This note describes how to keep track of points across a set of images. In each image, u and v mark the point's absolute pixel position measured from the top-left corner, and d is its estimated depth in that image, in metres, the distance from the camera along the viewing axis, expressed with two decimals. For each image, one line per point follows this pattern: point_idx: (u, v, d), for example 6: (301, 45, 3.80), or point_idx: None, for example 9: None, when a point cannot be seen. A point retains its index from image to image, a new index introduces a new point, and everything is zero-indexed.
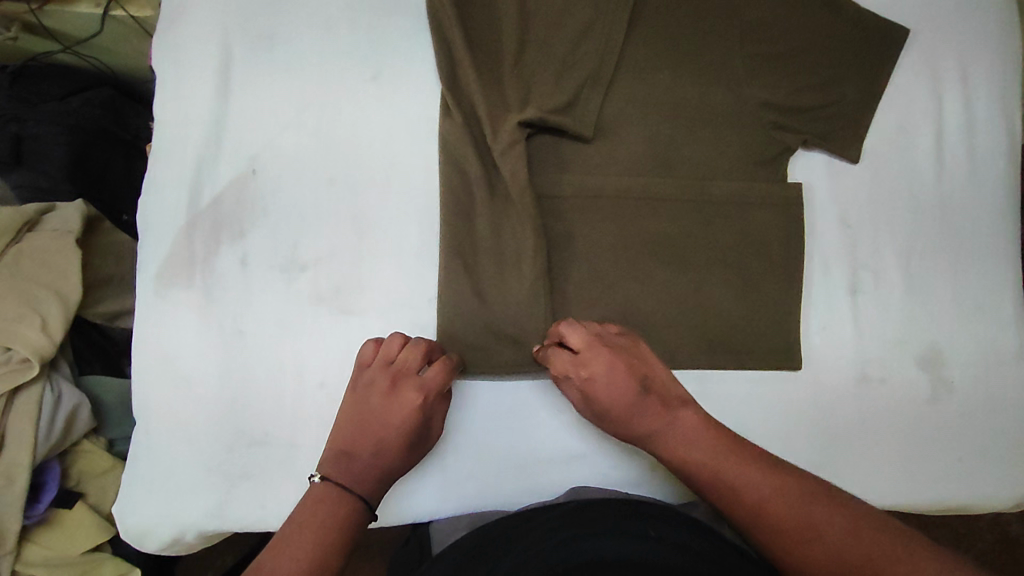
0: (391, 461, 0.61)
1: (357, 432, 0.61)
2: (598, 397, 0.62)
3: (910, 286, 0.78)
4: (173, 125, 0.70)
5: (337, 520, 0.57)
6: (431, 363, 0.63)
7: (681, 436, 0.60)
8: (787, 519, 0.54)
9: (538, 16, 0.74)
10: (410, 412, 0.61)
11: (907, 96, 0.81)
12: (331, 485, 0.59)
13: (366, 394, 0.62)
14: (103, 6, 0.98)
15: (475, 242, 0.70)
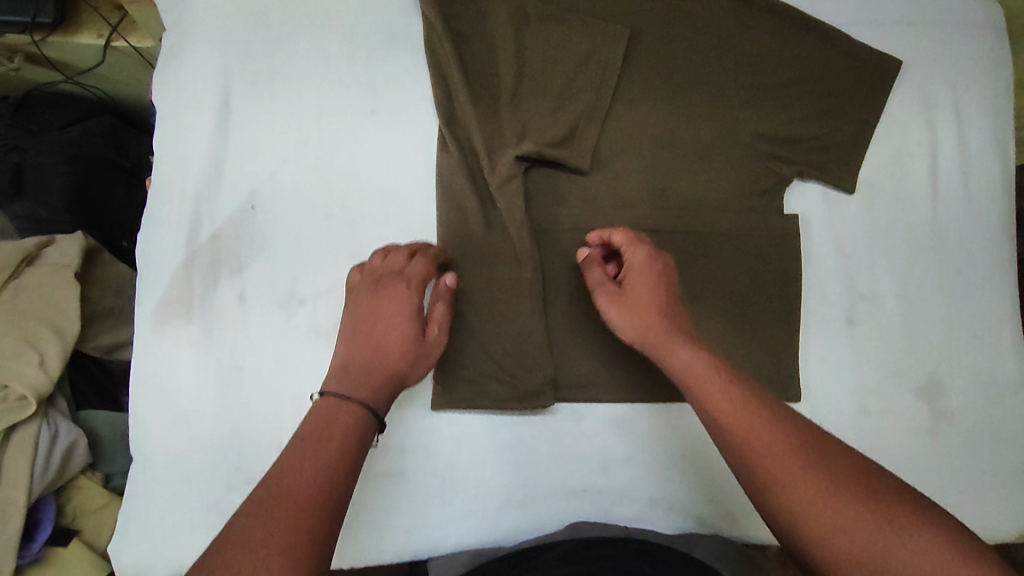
0: (394, 360, 0.58)
1: (354, 343, 0.59)
2: (640, 275, 0.63)
3: (907, 315, 0.78)
4: (173, 160, 0.70)
5: (342, 423, 0.52)
6: (413, 262, 0.64)
7: (690, 355, 0.57)
8: (778, 455, 0.49)
9: (534, 50, 0.75)
10: (399, 304, 0.61)
11: (901, 127, 0.82)
12: (331, 399, 0.54)
13: (356, 307, 0.61)
14: (105, 37, 0.99)
15: (473, 273, 0.70)
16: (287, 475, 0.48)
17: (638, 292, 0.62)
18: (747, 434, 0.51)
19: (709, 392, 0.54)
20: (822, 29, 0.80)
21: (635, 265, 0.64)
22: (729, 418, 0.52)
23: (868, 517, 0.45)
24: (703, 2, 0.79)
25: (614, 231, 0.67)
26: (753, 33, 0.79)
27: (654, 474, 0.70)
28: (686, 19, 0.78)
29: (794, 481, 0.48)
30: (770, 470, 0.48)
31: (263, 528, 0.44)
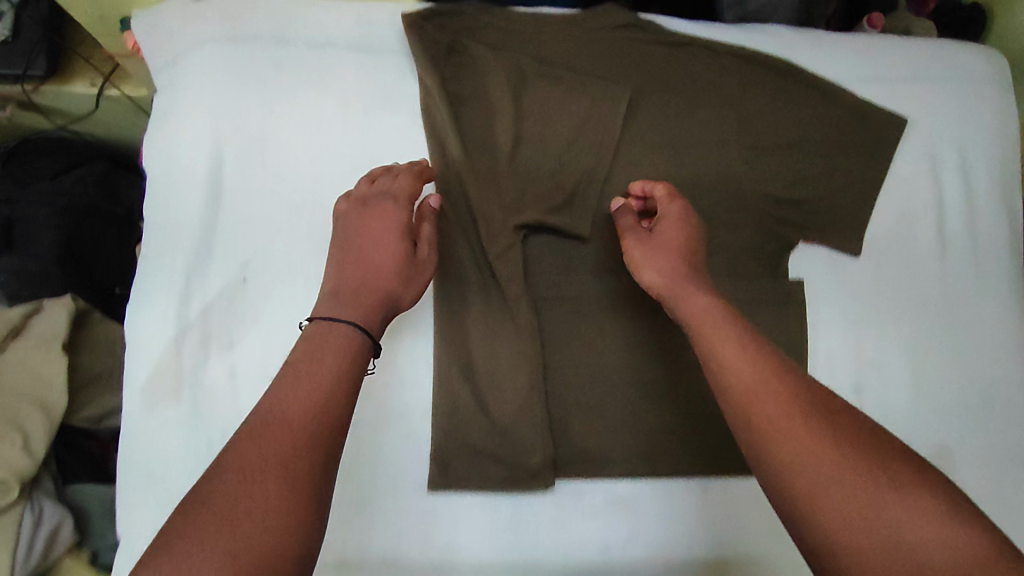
0: (385, 275, 0.60)
1: (344, 262, 0.60)
2: (672, 225, 0.66)
3: (914, 379, 0.77)
4: (165, 230, 0.69)
5: (332, 348, 0.52)
6: (396, 180, 0.66)
7: (704, 302, 0.58)
8: (774, 409, 0.49)
9: (535, 112, 0.73)
10: (385, 220, 0.63)
11: (906, 187, 0.81)
12: (322, 321, 0.54)
13: (346, 231, 0.63)
14: (98, 86, 0.97)
15: (470, 345, 0.69)
16: (282, 405, 0.48)
17: (666, 244, 0.65)
18: (747, 392, 0.50)
19: (718, 340, 0.54)
20: (827, 87, 0.79)
21: (671, 216, 0.67)
22: (733, 366, 0.52)
23: (862, 469, 0.45)
24: (705, 61, 0.77)
25: (657, 184, 0.69)
26: (757, 92, 0.78)
27: (658, 555, 0.68)
28: (688, 78, 0.77)
29: (788, 434, 0.47)
30: (764, 418, 0.49)
31: (260, 457, 0.45)
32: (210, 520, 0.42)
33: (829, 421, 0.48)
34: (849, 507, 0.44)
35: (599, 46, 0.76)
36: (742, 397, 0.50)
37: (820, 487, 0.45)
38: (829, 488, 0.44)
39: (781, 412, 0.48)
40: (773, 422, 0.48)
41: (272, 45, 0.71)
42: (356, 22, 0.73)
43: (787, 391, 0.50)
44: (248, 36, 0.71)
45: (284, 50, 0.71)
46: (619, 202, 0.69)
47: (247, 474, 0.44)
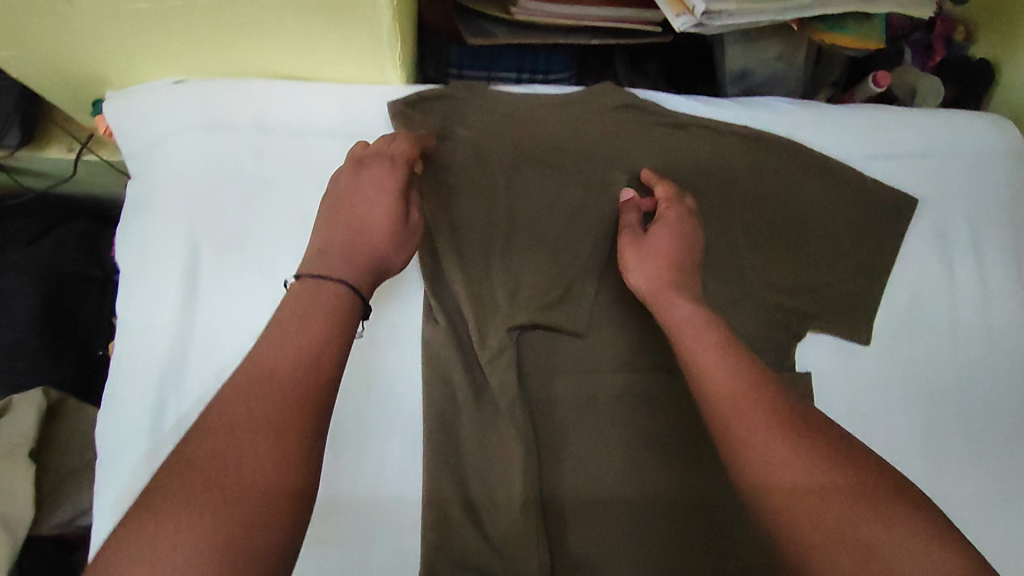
0: (376, 239, 0.58)
1: (333, 225, 0.58)
2: (669, 227, 0.65)
3: (928, 476, 0.73)
4: (138, 332, 0.65)
5: (322, 307, 0.51)
6: (395, 143, 0.64)
7: (690, 311, 0.58)
8: (755, 418, 0.50)
9: (528, 198, 0.70)
10: (381, 180, 0.61)
11: (917, 269, 0.77)
12: (307, 280, 0.53)
13: (337, 192, 0.61)
14: (76, 151, 0.93)
15: (461, 452, 0.66)
16: (269, 361, 0.47)
17: (658, 250, 0.64)
18: (730, 408, 0.51)
19: (700, 350, 0.55)
20: (833, 167, 0.76)
21: (670, 218, 0.66)
22: (715, 379, 0.53)
23: (844, 494, 0.47)
24: (707, 141, 0.74)
25: (661, 181, 0.69)
26: (761, 173, 0.74)
27: None
28: (689, 160, 0.73)
29: (770, 449, 0.49)
30: (748, 433, 0.50)
31: (247, 411, 0.44)
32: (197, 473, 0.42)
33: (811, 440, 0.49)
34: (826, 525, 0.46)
35: (595, 128, 0.73)
36: (725, 408, 0.51)
37: (798, 506, 0.47)
38: (807, 507, 0.46)
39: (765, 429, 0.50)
40: (756, 437, 0.49)
41: (251, 134, 0.68)
42: (340, 106, 0.70)
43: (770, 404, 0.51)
44: (226, 124, 0.68)
45: (264, 138, 0.68)
46: (630, 192, 0.70)
47: (235, 430, 0.44)
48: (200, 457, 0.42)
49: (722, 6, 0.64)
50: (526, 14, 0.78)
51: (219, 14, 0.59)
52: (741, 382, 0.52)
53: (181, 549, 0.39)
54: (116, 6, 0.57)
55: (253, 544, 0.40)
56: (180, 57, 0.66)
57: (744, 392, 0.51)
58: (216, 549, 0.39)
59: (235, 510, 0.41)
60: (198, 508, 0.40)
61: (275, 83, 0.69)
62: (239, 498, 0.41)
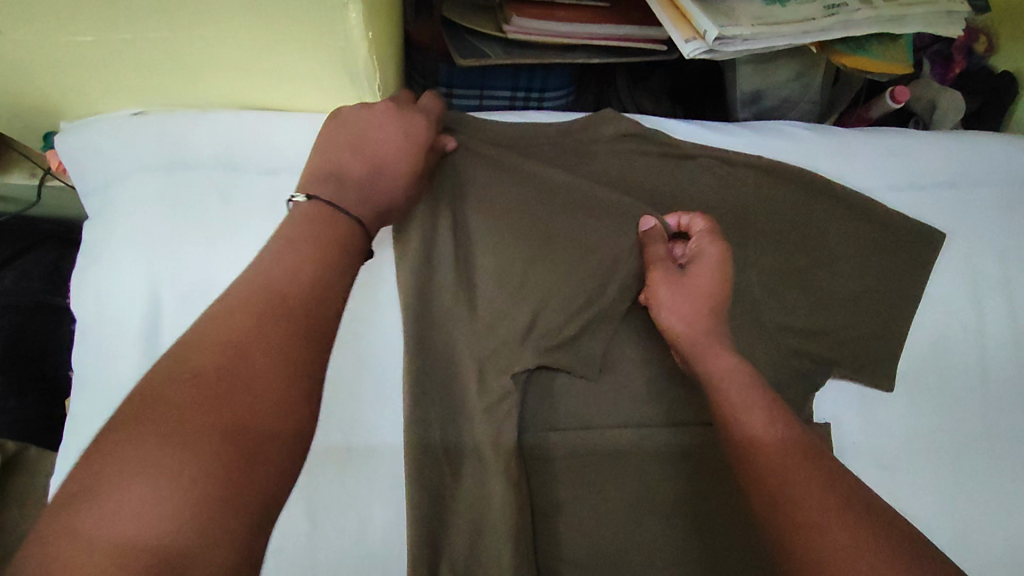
0: (391, 185, 0.55)
1: (348, 151, 0.54)
2: (706, 268, 0.61)
3: (957, 535, 0.68)
4: (93, 391, 0.59)
5: (335, 241, 0.48)
6: (424, 99, 0.60)
7: (732, 363, 0.55)
8: (740, 394, 0.53)
9: (524, 236, 0.63)
10: (413, 129, 0.56)
11: (943, 309, 0.71)
12: (322, 204, 0.50)
13: (356, 119, 0.55)
14: (39, 176, 0.79)
15: (451, 518, 0.60)
16: (280, 288, 0.43)
17: (697, 293, 0.59)
18: (725, 393, 0.53)
19: (704, 349, 0.57)
20: (856, 198, 0.69)
21: (708, 257, 0.61)
22: (718, 373, 0.55)
23: (814, 481, 0.45)
24: (717, 171, 0.68)
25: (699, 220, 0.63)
26: (775, 205, 0.68)
27: None
28: (696, 190, 0.67)
29: (749, 428, 0.50)
30: (737, 419, 0.51)
31: (255, 325, 0.40)
32: (199, 387, 0.36)
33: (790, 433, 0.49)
34: (781, 498, 0.44)
35: (595, 158, 0.67)
36: (720, 396, 0.54)
37: (764, 481, 0.46)
38: (767, 480, 0.46)
39: (754, 415, 0.51)
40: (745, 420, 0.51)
41: (218, 172, 0.62)
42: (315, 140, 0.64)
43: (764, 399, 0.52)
44: (190, 161, 0.62)
45: (233, 177, 0.62)
46: (651, 219, 0.64)
47: (239, 344, 0.39)
48: (206, 374, 0.37)
49: (735, 30, 0.61)
50: (519, 32, 0.72)
51: (174, 46, 0.53)
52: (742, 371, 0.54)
53: (171, 445, 0.34)
54: (56, 40, 0.51)
55: (248, 470, 0.35)
56: (137, 90, 0.60)
57: (735, 376, 0.54)
58: (209, 451, 0.34)
59: (240, 440, 0.36)
60: (199, 425, 0.35)
61: (243, 115, 0.63)
62: (245, 425, 0.36)
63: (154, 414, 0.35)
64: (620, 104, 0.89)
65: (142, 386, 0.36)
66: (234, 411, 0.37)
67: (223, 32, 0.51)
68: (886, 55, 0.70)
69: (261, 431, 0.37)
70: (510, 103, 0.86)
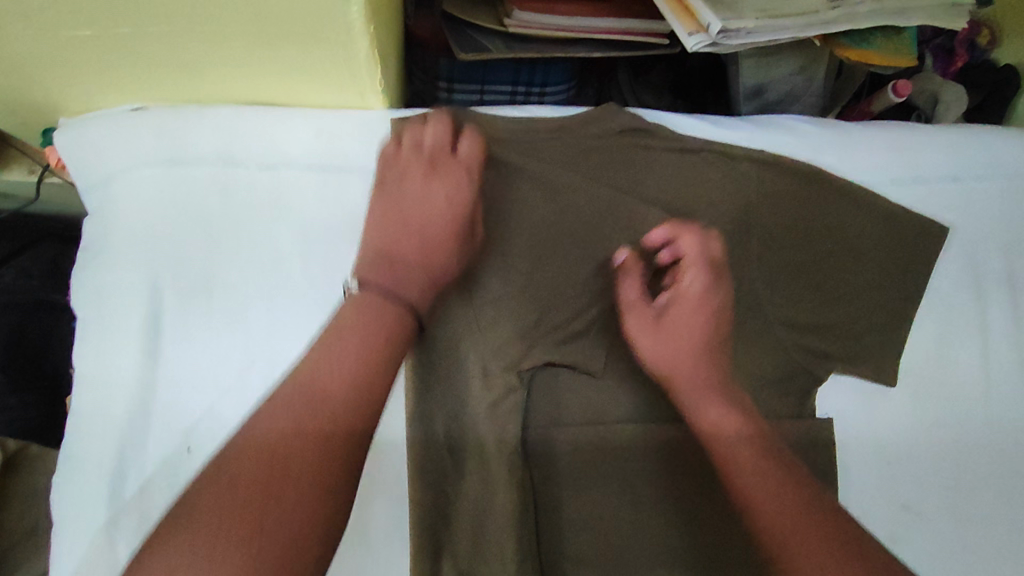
0: (439, 255, 0.59)
1: (393, 228, 0.59)
2: (686, 309, 0.63)
3: (959, 528, 0.68)
4: (96, 389, 0.59)
5: (378, 330, 0.53)
6: (462, 142, 0.62)
7: (725, 412, 0.60)
8: (738, 442, 0.58)
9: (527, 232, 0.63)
10: (449, 195, 0.61)
11: (946, 303, 0.71)
12: (372, 294, 0.55)
13: (399, 191, 0.61)
14: (38, 174, 0.78)
15: (455, 515, 0.60)
16: (321, 385, 0.49)
17: (676, 338, 0.63)
18: (719, 443, 0.58)
19: (698, 401, 0.61)
20: (859, 194, 0.69)
21: (689, 293, 0.63)
22: (714, 422, 0.59)
23: (811, 533, 0.50)
24: (721, 166, 0.67)
25: (685, 237, 0.63)
26: (779, 201, 0.68)
27: None
28: (700, 187, 0.67)
29: (744, 480, 0.55)
30: (734, 469, 0.57)
31: (296, 427, 0.47)
32: (237, 491, 0.44)
33: (787, 483, 0.54)
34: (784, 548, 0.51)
35: (600, 153, 0.66)
36: (715, 445, 0.59)
37: (767, 531, 0.52)
38: (774, 531, 0.52)
39: (748, 464, 0.56)
40: (740, 471, 0.56)
41: (218, 168, 0.62)
42: (316, 136, 0.63)
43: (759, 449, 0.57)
44: (190, 158, 0.61)
45: (234, 173, 0.62)
46: (624, 253, 0.64)
47: (277, 447, 0.46)
48: (247, 475, 0.44)
49: (739, 23, 0.61)
50: (520, 27, 0.72)
51: (174, 42, 0.52)
52: (737, 421, 0.59)
53: (220, 544, 0.41)
54: (55, 35, 0.51)
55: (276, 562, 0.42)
56: (137, 86, 0.60)
57: (732, 425, 0.59)
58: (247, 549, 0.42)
59: (268, 537, 0.42)
60: (237, 522, 0.42)
61: (242, 110, 0.63)
62: (278, 523, 0.43)
63: (205, 524, 0.42)
64: (622, 99, 0.88)
65: (204, 480, 0.45)
66: (266, 510, 0.43)
67: (225, 29, 0.51)
68: (890, 48, 0.70)
69: (291, 527, 0.44)
70: (511, 98, 0.86)
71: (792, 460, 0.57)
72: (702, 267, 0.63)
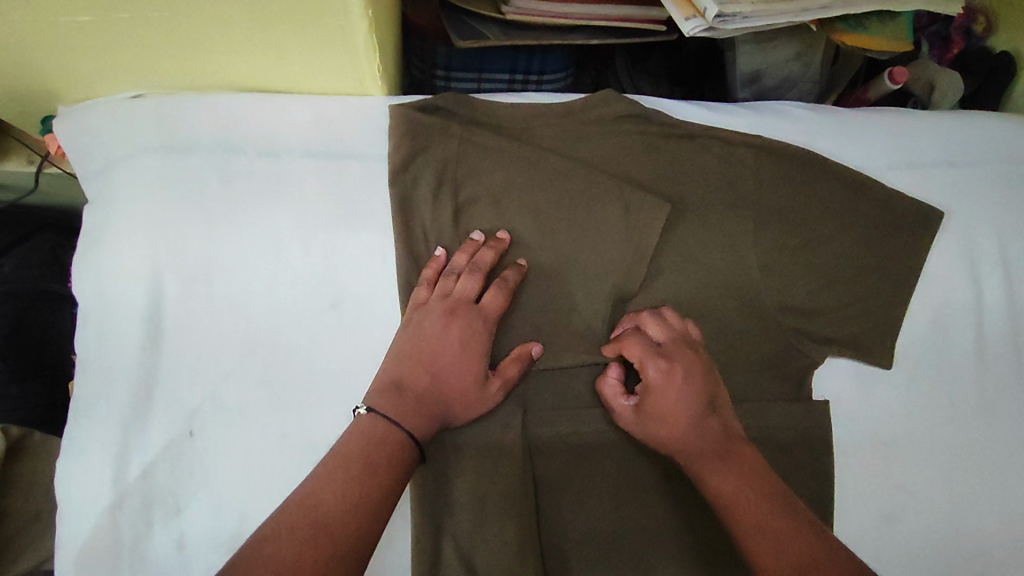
0: (450, 399, 0.57)
1: (408, 362, 0.57)
2: (664, 398, 0.59)
3: (952, 508, 0.69)
4: (98, 375, 0.59)
5: (383, 458, 0.51)
6: (489, 290, 0.61)
7: (730, 479, 0.54)
8: (749, 508, 0.52)
9: (526, 221, 0.64)
10: (467, 341, 0.59)
11: (941, 286, 0.72)
12: (379, 420, 0.53)
13: (420, 328, 0.59)
14: (37, 164, 0.78)
15: (454, 498, 0.60)
16: (320, 515, 0.46)
17: (663, 422, 0.59)
18: (732, 507, 0.53)
19: (703, 466, 0.56)
20: (856, 176, 0.70)
21: (656, 384, 0.59)
22: (722, 490, 0.54)
23: None
24: (717, 153, 0.68)
25: (628, 341, 0.61)
26: (774, 188, 0.68)
27: None
28: (697, 174, 0.67)
29: (760, 553, 0.49)
30: (748, 540, 0.50)
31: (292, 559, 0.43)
32: None
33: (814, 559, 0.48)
34: None
35: (597, 141, 0.67)
36: (725, 511, 0.53)
37: None
38: None
39: (762, 535, 0.50)
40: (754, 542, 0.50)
41: (217, 154, 0.62)
42: (315, 122, 0.64)
43: (776, 519, 0.51)
44: (190, 144, 0.62)
45: (232, 159, 0.62)
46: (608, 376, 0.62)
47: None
48: None
49: (735, 7, 0.61)
50: (517, 13, 0.72)
51: (171, 27, 0.52)
52: (745, 487, 0.54)
53: None
54: (54, 20, 0.51)
55: None
56: (135, 73, 0.60)
57: (741, 494, 0.53)
58: None
59: None
60: None
61: (242, 97, 0.63)
62: None
63: None
64: (619, 85, 0.88)
65: None
66: None
67: (223, 14, 0.51)
68: (886, 35, 0.70)
69: None
70: (509, 86, 0.86)
71: (817, 533, 0.50)
72: (652, 353, 0.60)
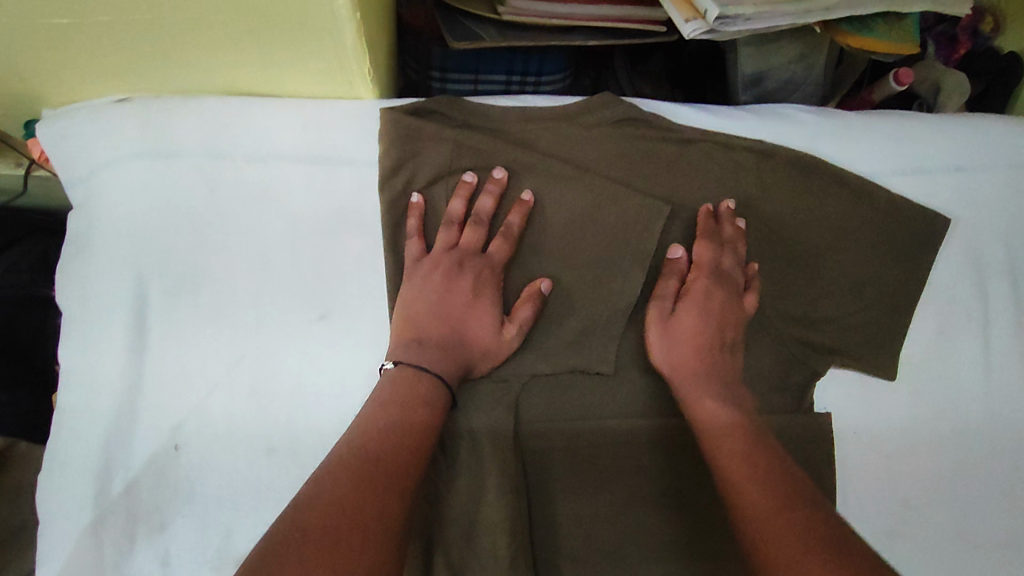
0: (468, 352, 0.58)
1: (422, 314, 0.58)
2: (700, 310, 0.62)
3: (955, 525, 0.67)
4: (81, 387, 0.58)
5: (425, 399, 0.54)
6: (494, 241, 0.61)
7: (716, 407, 0.58)
8: (731, 437, 0.55)
9: (513, 185, 0.63)
10: (476, 289, 0.60)
11: (947, 296, 0.70)
12: (407, 368, 0.55)
13: (426, 286, 0.59)
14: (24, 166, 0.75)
15: (448, 513, 0.59)
16: (375, 442, 0.49)
17: (681, 332, 0.61)
18: (714, 434, 0.56)
19: (697, 386, 0.59)
20: (858, 182, 0.67)
21: (701, 295, 0.62)
22: (707, 414, 0.58)
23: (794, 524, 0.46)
24: (718, 159, 0.66)
25: (698, 243, 0.63)
26: (776, 195, 0.66)
27: None
28: (700, 179, 0.66)
29: (728, 468, 0.53)
30: (722, 457, 0.54)
31: (354, 478, 0.46)
32: (310, 539, 0.41)
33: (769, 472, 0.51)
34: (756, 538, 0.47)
35: (596, 143, 0.65)
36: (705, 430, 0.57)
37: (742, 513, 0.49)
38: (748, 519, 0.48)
39: (732, 453, 0.54)
40: (726, 453, 0.54)
41: (204, 161, 0.60)
42: (303, 126, 0.62)
43: (750, 442, 0.55)
44: (175, 150, 0.60)
45: (219, 166, 0.60)
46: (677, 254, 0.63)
47: (344, 491, 0.45)
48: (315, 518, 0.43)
49: (736, 9, 0.59)
50: (514, 14, 0.70)
51: (154, 29, 0.51)
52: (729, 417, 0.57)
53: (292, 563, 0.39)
54: (30, 24, 0.49)
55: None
56: (119, 75, 0.58)
57: (726, 422, 0.57)
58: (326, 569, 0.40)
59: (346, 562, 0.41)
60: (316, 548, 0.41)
61: (228, 100, 0.61)
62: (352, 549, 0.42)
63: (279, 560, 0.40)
64: (618, 88, 0.87)
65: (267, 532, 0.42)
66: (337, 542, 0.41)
67: (207, 15, 0.49)
68: (893, 36, 0.68)
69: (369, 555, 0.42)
70: (506, 88, 0.84)
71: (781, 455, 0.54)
72: (708, 269, 0.62)
